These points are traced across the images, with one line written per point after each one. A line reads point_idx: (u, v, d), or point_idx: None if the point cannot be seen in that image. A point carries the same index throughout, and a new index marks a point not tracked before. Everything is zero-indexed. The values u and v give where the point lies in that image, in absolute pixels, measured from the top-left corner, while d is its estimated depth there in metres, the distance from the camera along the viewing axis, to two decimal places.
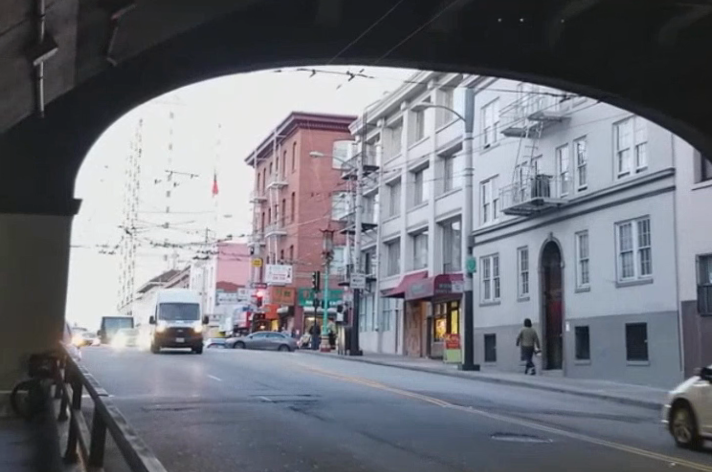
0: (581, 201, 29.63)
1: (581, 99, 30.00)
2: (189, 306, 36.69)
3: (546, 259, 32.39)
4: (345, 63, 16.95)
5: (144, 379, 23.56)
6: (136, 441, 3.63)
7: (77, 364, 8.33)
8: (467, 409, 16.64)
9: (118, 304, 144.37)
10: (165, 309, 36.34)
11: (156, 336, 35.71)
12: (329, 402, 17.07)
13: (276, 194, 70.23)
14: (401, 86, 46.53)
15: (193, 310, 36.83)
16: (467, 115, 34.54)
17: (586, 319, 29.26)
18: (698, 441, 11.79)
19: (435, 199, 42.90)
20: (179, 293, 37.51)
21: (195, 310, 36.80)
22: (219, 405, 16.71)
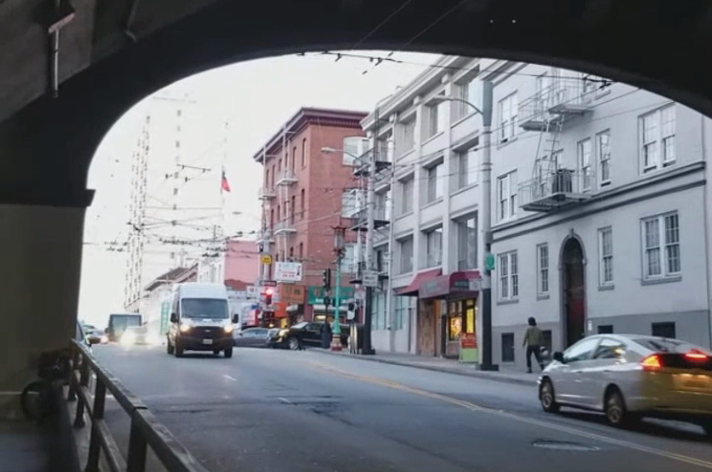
0: (604, 196, 28.83)
1: (604, 90, 29.15)
2: (215, 303, 33.08)
3: (567, 256, 31.58)
4: (370, 48, 16.25)
5: (156, 378, 22.80)
6: (186, 464, 2.62)
7: (94, 365, 7.57)
8: (498, 412, 15.89)
9: (125, 302, 143.85)
10: (189, 306, 32.77)
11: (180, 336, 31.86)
12: (354, 403, 16.35)
13: (285, 191, 69.49)
14: (415, 80, 45.69)
15: (221, 307, 33.25)
16: (485, 108, 33.71)
17: (609, 318, 28.47)
18: (555, 405, 16.24)
19: (450, 195, 42.07)
20: (203, 287, 33.86)
21: (223, 307, 33.24)
22: (238, 406, 16.03)
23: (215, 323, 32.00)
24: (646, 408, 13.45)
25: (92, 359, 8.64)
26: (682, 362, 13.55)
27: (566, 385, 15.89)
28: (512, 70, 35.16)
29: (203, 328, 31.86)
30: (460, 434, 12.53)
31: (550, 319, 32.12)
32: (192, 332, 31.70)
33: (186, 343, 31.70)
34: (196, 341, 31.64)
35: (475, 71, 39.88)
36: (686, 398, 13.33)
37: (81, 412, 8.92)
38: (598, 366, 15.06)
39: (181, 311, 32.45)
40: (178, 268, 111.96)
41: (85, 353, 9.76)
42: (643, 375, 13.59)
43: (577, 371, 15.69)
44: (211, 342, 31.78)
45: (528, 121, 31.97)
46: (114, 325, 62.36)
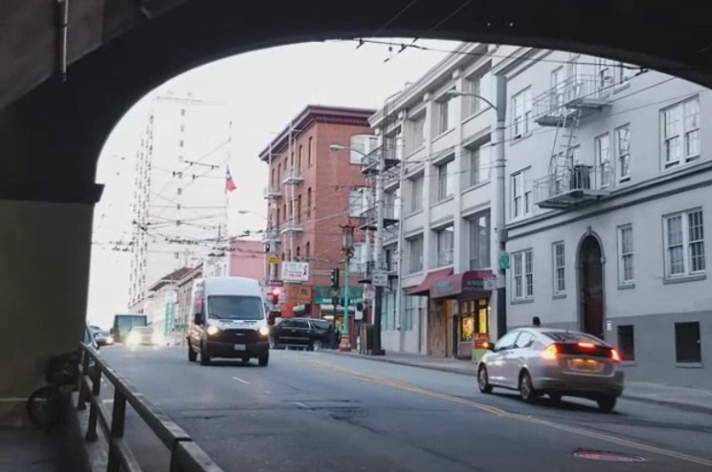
0: (623, 192, 28.10)
1: (623, 84, 28.37)
2: (245, 300, 28.44)
3: (584, 254, 30.81)
4: (391, 33, 15.57)
5: (165, 381, 22.09)
6: None
7: (107, 373, 6.84)
8: (526, 417, 15.18)
9: (130, 303, 143.24)
10: (217, 305, 28.05)
11: (207, 342, 27.10)
12: (374, 408, 15.61)
13: (291, 189, 68.73)
14: (425, 76, 44.94)
15: (253, 305, 28.58)
16: (499, 103, 32.95)
17: (630, 318, 27.73)
18: (488, 387, 20.49)
19: (461, 193, 41.29)
20: (232, 280, 29.18)
21: (256, 304, 28.62)
22: (252, 411, 15.29)
23: (247, 326, 27.34)
24: (549, 386, 17.70)
25: (104, 365, 7.89)
26: (573, 349, 17.90)
27: (494, 369, 20.20)
28: (527, 64, 34.44)
29: (234, 333, 27.18)
30: (492, 443, 11.78)
31: (567, 318, 31.38)
32: (222, 339, 27.05)
33: (214, 351, 27.05)
34: (226, 349, 27.04)
35: (488, 66, 39.11)
36: (580, 376, 17.69)
37: (93, 425, 8.19)
38: (514, 353, 19.37)
39: (208, 311, 27.79)
40: (182, 268, 111.20)
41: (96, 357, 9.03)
42: (546, 359, 17.86)
43: (500, 357, 20.00)
44: (243, 349, 27.12)
45: (543, 116, 31.26)
46: (119, 326, 61.57)
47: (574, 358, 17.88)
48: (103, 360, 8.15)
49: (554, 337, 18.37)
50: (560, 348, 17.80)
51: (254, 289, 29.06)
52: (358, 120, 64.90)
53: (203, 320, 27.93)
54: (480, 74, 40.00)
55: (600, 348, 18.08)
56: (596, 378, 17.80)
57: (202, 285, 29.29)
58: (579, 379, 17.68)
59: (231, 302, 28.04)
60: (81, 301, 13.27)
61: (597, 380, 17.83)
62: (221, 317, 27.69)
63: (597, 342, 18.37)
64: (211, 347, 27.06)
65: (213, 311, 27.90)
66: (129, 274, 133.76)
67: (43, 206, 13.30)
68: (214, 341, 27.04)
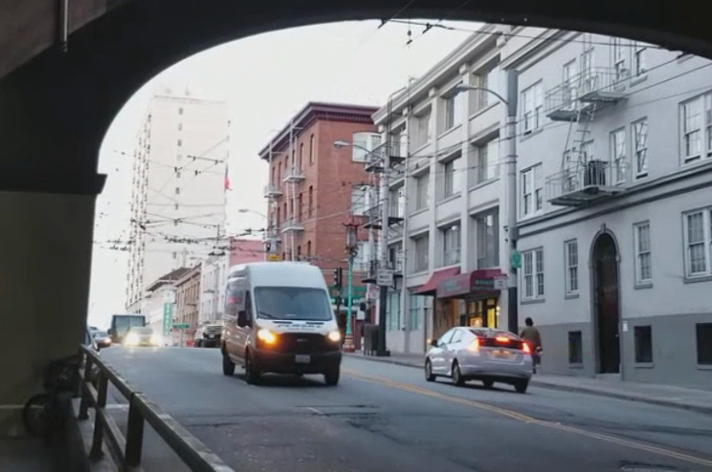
0: (640, 189, 27.22)
1: (640, 77, 27.49)
2: (306, 294, 20.28)
3: (598, 253, 29.91)
4: (411, 15, 14.64)
5: (168, 383, 21.14)
6: None
7: (116, 382, 5.90)
8: (555, 425, 14.30)
9: (128, 304, 142.36)
10: (266, 301, 19.86)
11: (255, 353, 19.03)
12: (393, 415, 14.66)
13: (292, 188, 67.77)
14: (431, 71, 44.04)
15: (316, 300, 20.29)
16: (511, 97, 32.02)
17: (648, 318, 26.80)
18: (432, 376, 24.97)
19: (468, 190, 40.39)
20: (284, 266, 20.99)
21: (320, 298, 20.37)
22: (263, 417, 14.32)
23: (310, 329, 19.12)
24: (471, 371, 22.40)
25: (111, 371, 6.88)
26: (493, 342, 22.58)
27: (436, 360, 24.77)
28: (538, 58, 33.55)
29: (293, 340, 18.92)
30: (529, 456, 10.83)
31: (580, 319, 30.47)
32: (277, 346, 18.85)
33: (267, 365, 18.84)
34: (283, 362, 18.78)
35: (496, 61, 38.25)
36: (496, 362, 22.39)
37: (99, 440, 7.21)
38: (449, 346, 24.03)
39: (253, 311, 19.79)
40: (181, 268, 110.24)
41: (101, 361, 8.01)
42: (471, 350, 22.54)
43: (439, 350, 24.67)
44: (306, 362, 18.87)
45: (556, 110, 30.32)
46: (117, 327, 60.51)
47: (493, 349, 22.53)
48: (110, 365, 7.16)
49: (480, 332, 23.01)
50: (483, 341, 22.43)
51: (314, 278, 20.88)
52: (360, 117, 63.85)
53: (249, 321, 19.73)
54: (488, 68, 39.08)
55: (513, 340, 22.78)
56: (511, 365, 22.44)
57: (245, 276, 21.16)
58: (498, 365, 22.28)
59: (287, 297, 19.96)
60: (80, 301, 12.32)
61: (512, 366, 22.45)
62: (274, 317, 19.49)
63: (512, 336, 23.07)
64: (263, 360, 18.79)
65: (261, 309, 19.71)
66: (127, 273, 132.91)
67: (42, 198, 12.43)
68: (267, 351, 18.80)
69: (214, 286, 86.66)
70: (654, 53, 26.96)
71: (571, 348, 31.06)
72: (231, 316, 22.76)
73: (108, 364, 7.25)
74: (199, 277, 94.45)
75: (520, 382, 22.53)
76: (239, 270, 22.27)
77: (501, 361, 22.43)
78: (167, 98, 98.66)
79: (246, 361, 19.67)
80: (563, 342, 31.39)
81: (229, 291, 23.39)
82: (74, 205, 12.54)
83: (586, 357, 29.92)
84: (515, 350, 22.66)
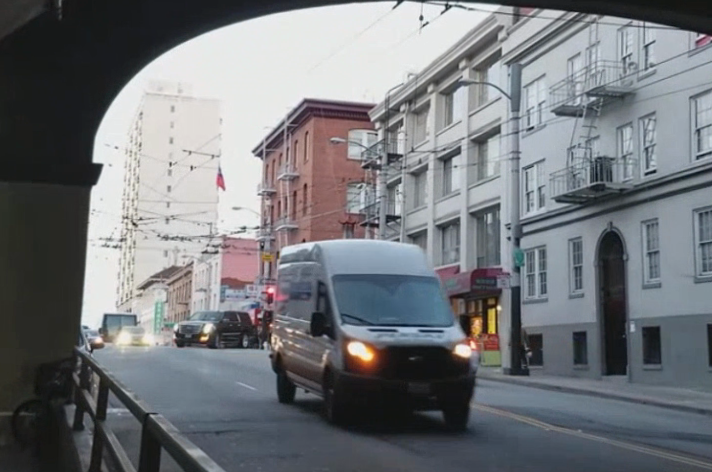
0: (648, 186, 26.54)
1: (648, 71, 26.83)
2: (410, 286, 13.05)
3: (604, 251, 29.16)
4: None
5: (165, 386, 20.28)
6: None
7: (119, 390, 5.12)
8: (576, 432, 13.54)
9: (119, 304, 141.14)
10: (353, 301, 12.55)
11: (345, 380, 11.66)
12: (405, 423, 13.81)
13: (286, 186, 66.89)
14: (430, 66, 43.30)
15: (423, 298, 13.00)
16: (514, 92, 31.23)
17: (657, 318, 26.08)
18: None
19: (468, 187, 39.60)
20: (370, 247, 13.77)
21: (424, 291, 13.11)
22: (267, 424, 13.53)
23: (426, 341, 11.73)
24: None
25: (113, 379, 5.97)
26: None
27: None
28: (542, 51, 32.84)
29: (399, 361, 11.53)
30: (562, 467, 10.01)
31: (585, 319, 29.72)
32: (383, 369, 11.50)
33: (363, 398, 11.53)
34: (385, 395, 11.42)
35: (496, 56, 37.54)
36: None
37: (98, 456, 6.37)
38: None
39: (332, 315, 12.53)
40: (173, 266, 109.41)
41: (98, 368, 7.11)
42: None
43: None
44: (425, 392, 11.52)
45: (562, 106, 29.57)
46: (108, 326, 59.50)
47: None
48: (112, 372, 6.28)
49: None
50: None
51: (418, 265, 13.61)
52: (356, 114, 63.03)
53: (327, 329, 12.49)
54: (489, 62, 38.29)
55: None
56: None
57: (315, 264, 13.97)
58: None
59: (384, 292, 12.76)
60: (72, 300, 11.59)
61: None
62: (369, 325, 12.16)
63: None
64: (355, 390, 11.52)
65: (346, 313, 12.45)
66: (119, 272, 131.78)
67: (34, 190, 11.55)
68: (361, 377, 11.50)
69: (206, 285, 85.84)
70: (664, 47, 26.25)
71: (576, 348, 30.35)
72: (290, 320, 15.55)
73: (108, 371, 6.38)
74: (190, 276, 93.46)
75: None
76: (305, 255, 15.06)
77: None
78: (159, 96, 97.84)
79: (326, 390, 12.51)
80: (567, 343, 30.66)
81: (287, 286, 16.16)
82: (67, 197, 11.71)
83: (591, 359, 29.21)
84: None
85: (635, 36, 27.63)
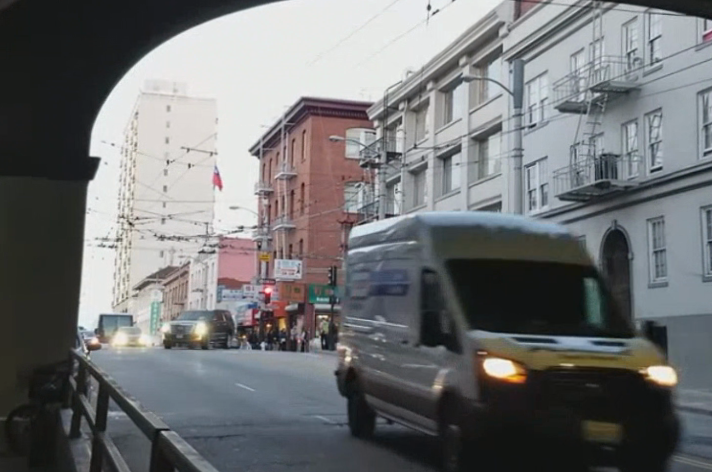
0: (653, 183, 26.15)
1: (654, 66, 26.47)
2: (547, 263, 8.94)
3: (608, 251, 28.73)
4: None
5: (163, 387, 19.78)
6: None
7: (121, 398, 4.66)
8: None
9: (115, 305, 140.55)
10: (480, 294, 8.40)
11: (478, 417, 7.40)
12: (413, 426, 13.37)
13: (283, 185, 66.39)
14: (430, 63, 42.87)
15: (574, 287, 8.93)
16: (517, 89, 30.76)
17: (665, 318, 25.63)
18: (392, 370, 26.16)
19: (468, 186, 39.16)
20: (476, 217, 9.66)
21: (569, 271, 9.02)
22: (271, 428, 13.08)
23: (604, 349, 7.58)
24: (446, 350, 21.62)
25: (115, 385, 5.39)
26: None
27: None
28: (545, 48, 32.41)
29: (568, 387, 7.19)
30: None
31: None
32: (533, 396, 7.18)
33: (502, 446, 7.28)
34: (543, 440, 7.16)
35: (497, 52, 37.12)
36: None
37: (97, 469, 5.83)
38: None
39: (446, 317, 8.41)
40: (169, 266, 108.85)
41: (96, 373, 6.52)
42: None
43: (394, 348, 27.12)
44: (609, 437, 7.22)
45: (565, 102, 29.15)
46: (104, 326, 58.89)
47: None
48: (113, 378, 5.72)
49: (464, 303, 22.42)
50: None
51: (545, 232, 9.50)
52: (353, 113, 62.53)
53: (445, 337, 8.36)
54: (491, 59, 37.80)
55: None
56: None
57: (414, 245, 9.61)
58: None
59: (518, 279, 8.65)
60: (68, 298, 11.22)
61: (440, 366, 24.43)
62: (511, 333, 7.88)
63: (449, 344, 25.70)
64: (496, 425, 7.24)
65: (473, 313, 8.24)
66: (115, 274, 131.20)
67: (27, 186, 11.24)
68: (506, 405, 7.22)
69: (203, 285, 85.33)
70: (671, 41, 25.84)
71: None
72: (371, 324, 11.09)
73: (108, 376, 5.83)
74: (187, 276, 92.96)
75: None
76: (388, 237, 10.80)
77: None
78: (155, 96, 97.43)
79: (442, 427, 8.30)
80: None
81: (365, 281, 11.67)
82: (61, 192, 11.37)
83: None
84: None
85: (640, 31, 27.25)
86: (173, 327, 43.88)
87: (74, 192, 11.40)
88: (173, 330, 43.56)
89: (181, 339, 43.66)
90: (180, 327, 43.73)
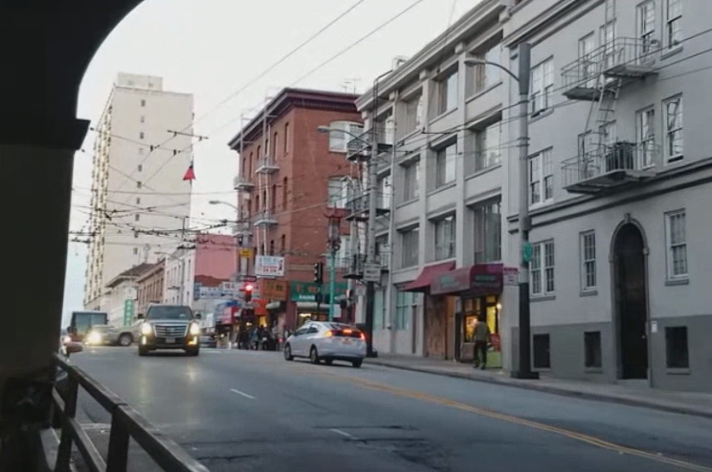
0: (672, 173, 24.50)
1: (672, 49, 24.88)
2: None
3: (620, 247, 27.08)
4: None
5: (149, 392, 17.73)
6: None
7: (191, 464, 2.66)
8: (650, 456, 11.37)
9: (87, 301, 136.97)
10: None
11: None
12: (450, 443, 11.57)
13: (265, 179, 64.21)
14: (424, 50, 41.01)
15: None
16: (523, 73, 29.03)
17: (683, 318, 23.97)
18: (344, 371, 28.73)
19: (465, 178, 37.45)
20: None
21: None
22: (286, 445, 11.18)
23: None
24: None
25: (144, 425, 3.50)
26: (340, 332, 31.81)
27: None
28: (551, 32, 30.80)
29: None
30: None
31: (599, 319, 27.58)
32: None
33: None
34: None
35: (497, 38, 35.47)
36: None
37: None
38: None
39: None
40: (145, 263, 106.19)
41: (105, 396, 4.71)
42: None
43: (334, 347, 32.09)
44: None
45: (575, 88, 27.35)
46: (77, 323, 56.20)
47: None
48: (138, 415, 3.78)
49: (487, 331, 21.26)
50: (333, 332, 31.76)
51: None
52: (340, 105, 60.43)
53: None
54: (491, 44, 35.98)
55: None
56: (352, 348, 31.72)
57: None
58: (343, 349, 31.54)
59: None
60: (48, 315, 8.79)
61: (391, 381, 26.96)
62: None
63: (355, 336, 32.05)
64: None
65: None
66: (92, 272, 128.12)
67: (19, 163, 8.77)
68: None
69: (179, 282, 82.96)
70: (692, 22, 24.21)
71: (587, 349, 28.29)
72: None
73: (131, 411, 3.90)
74: (162, 273, 90.48)
75: (357, 361, 31.93)
76: None
77: (346, 346, 31.68)
78: (129, 89, 94.78)
79: None
80: (578, 344, 28.58)
81: None
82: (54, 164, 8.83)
83: (605, 362, 27.10)
84: (356, 338, 31.87)
85: (657, 12, 25.60)
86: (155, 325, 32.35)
87: (61, 170, 8.80)
88: (160, 330, 32.37)
89: (170, 344, 32.39)
90: (168, 327, 32.45)
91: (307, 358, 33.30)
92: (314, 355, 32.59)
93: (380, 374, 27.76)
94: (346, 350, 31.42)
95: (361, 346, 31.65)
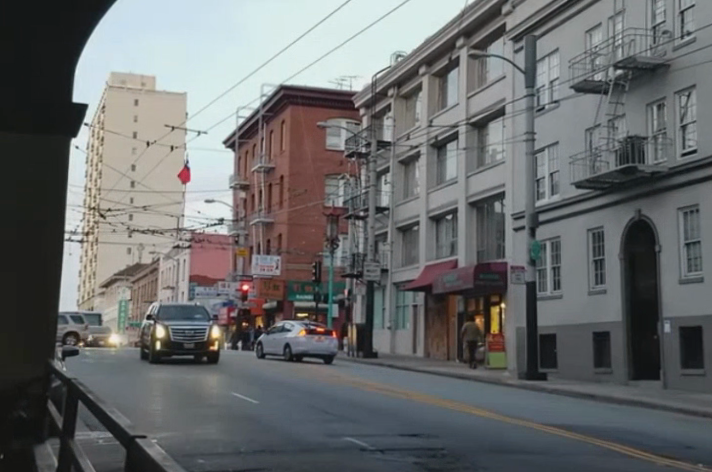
0: (685, 167, 23.75)
1: (685, 40, 24.11)
2: None
3: (630, 244, 26.33)
4: None
5: (148, 399, 16.91)
6: None
7: None
8: (688, 466, 10.56)
9: (81, 302, 135.67)
10: None
11: None
12: (474, 454, 10.72)
13: (260, 177, 63.30)
14: (423, 45, 40.22)
15: None
16: (529, 66, 28.20)
17: (697, 318, 23.21)
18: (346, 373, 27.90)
19: (467, 175, 36.66)
20: None
21: None
22: (298, 458, 10.32)
23: None
24: None
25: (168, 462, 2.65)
26: (314, 330, 31.48)
27: None
28: (556, 24, 30.05)
29: None
30: None
31: (609, 319, 26.78)
32: None
33: None
34: None
35: (499, 31, 34.68)
36: None
37: None
38: None
39: None
40: (139, 263, 105.05)
41: (110, 425, 3.88)
42: None
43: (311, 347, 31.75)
44: None
45: (584, 80, 26.52)
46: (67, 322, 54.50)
47: None
48: (160, 454, 2.91)
49: None
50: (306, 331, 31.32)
51: None
52: (337, 102, 59.61)
53: None
54: (494, 38, 35.20)
55: None
56: (325, 347, 31.41)
57: None
58: (316, 347, 31.19)
59: None
60: (45, 311, 7.84)
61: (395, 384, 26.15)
62: None
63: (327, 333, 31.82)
64: None
65: None
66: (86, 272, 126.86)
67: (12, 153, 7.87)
68: None
69: (175, 282, 81.92)
70: (704, 11, 23.46)
71: (596, 349, 27.50)
72: None
73: (150, 451, 2.99)
74: (157, 273, 89.44)
75: (328, 358, 31.68)
76: None
77: (319, 344, 31.36)
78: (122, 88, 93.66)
79: None
80: (587, 344, 27.83)
81: None
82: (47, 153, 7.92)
83: (615, 363, 26.32)
84: (329, 336, 31.59)
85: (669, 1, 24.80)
86: (173, 328, 29.42)
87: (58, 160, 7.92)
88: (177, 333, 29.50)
89: (187, 350, 29.44)
90: (186, 330, 29.50)
91: (278, 356, 32.83)
92: (287, 354, 32.05)
93: (383, 376, 26.95)
94: (320, 348, 31.08)
95: (333, 344, 31.41)
